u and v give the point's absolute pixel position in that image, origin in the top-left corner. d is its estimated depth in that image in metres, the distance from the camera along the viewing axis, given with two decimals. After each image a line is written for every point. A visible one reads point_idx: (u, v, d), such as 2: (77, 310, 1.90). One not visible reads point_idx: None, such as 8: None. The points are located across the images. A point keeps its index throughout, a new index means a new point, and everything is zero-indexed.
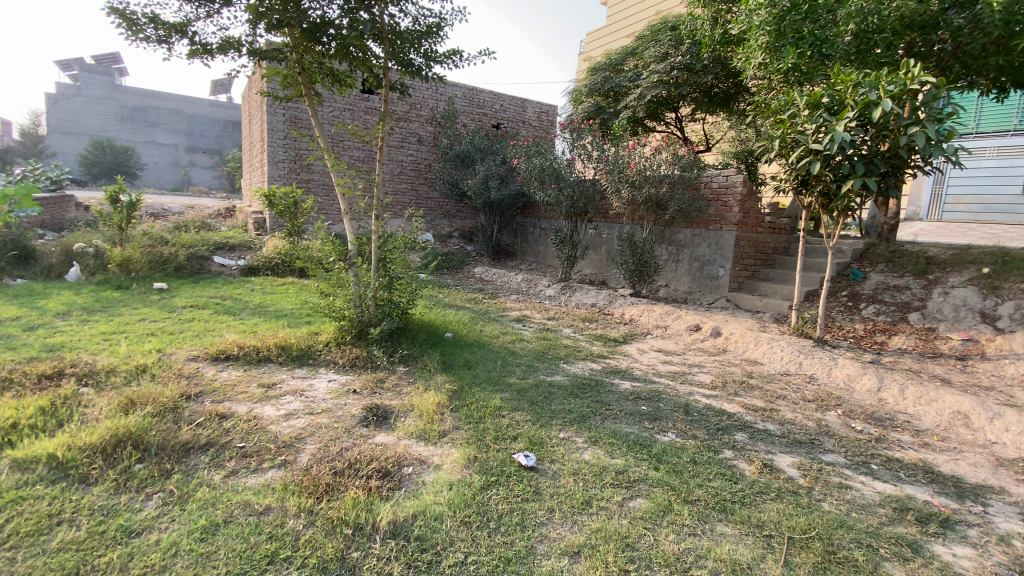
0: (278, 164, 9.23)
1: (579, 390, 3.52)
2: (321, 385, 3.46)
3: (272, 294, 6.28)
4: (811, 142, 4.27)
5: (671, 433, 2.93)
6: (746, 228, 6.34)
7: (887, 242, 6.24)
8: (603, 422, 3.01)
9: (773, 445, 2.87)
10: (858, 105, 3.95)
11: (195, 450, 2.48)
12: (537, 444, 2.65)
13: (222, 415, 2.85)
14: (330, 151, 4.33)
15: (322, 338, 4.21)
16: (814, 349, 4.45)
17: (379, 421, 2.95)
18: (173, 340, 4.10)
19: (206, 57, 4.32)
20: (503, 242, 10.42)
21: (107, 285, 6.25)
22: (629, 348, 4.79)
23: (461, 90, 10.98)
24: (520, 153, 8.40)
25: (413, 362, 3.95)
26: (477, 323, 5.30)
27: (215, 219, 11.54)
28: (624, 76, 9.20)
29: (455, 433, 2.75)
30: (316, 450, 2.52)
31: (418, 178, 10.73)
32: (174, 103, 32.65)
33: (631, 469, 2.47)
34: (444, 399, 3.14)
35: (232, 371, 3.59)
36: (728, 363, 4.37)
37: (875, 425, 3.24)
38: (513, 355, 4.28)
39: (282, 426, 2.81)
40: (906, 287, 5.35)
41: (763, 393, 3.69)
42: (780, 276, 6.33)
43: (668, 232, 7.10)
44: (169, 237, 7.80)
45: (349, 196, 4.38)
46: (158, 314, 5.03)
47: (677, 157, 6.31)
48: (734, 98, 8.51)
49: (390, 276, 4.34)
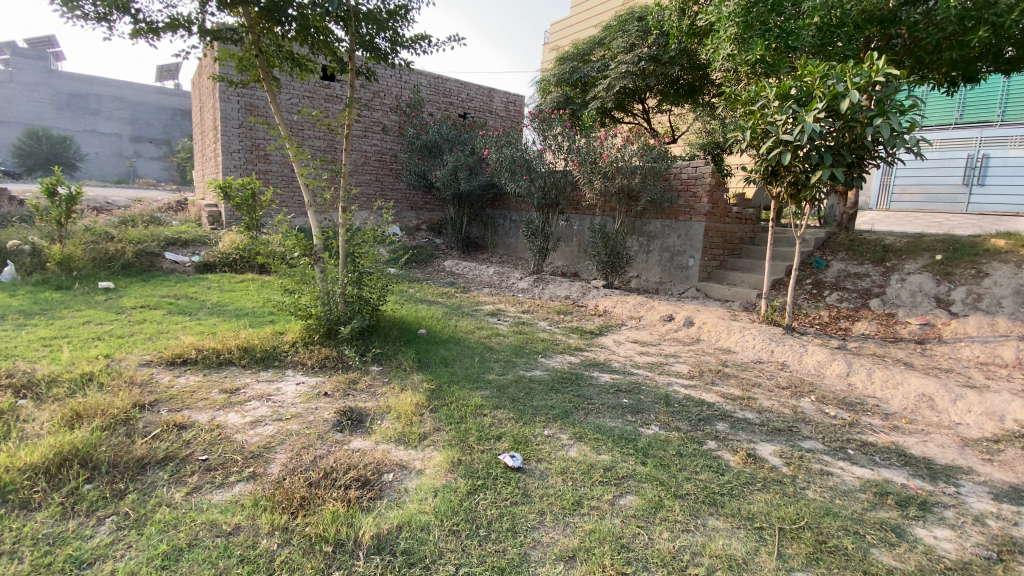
0: (233, 155, 8.76)
1: (559, 384, 3.46)
2: (288, 388, 3.27)
3: (230, 291, 5.96)
4: (781, 133, 4.33)
5: (654, 426, 2.90)
6: (715, 218, 6.43)
7: (847, 231, 6.45)
8: (586, 417, 2.96)
9: (755, 434, 2.89)
10: (827, 96, 4.03)
11: (152, 466, 2.27)
12: (522, 443, 2.57)
13: (181, 425, 2.64)
14: (292, 139, 4.07)
15: (288, 338, 4.00)
16: (785, 337, 4.55)
17: (355, 425, 2.80)
18: (123, 344, 3.80)
19: (151, 37, 3.98)
20: (473, 235, 10.28)
21: (46, 285, 5.77)
22: (605, 340, 4.77)
23: (426, 78, 10.69)
24: (489, 143, 8.24)
25: (387, 360, 3.80)
26: (451, 318, 5.17)
27: (165, 213, 10.88)
28: (591, 66, 9.16)
29: (436, 434, 2.64)
30: (287, 460, 2.35)
31: (383, 168, 10.41)
32: (116, 89, 30.57)
33: (618, 465, 2.42)
34: (422, 399, 3.01)
35: (190, 376, 3.35)
36: (703, 353, 4.41)
37: (847, 410, 3.32)
38: (490, 350, 4.19)
39: (248, 435, 2.62)
40: (866, 274, 5.54)
41: (739, 381, 3.74)
42: (748, 265, 6.46)
43: (639, 223, 7.13)
44: (115, 233, 7.28)
45: (313, 186, 4.12)
46: (104, 316, 4.66)
47: (648, 148, 6.30)
48: (700, 89, 8.62)
49: (360, 271, 4.16)
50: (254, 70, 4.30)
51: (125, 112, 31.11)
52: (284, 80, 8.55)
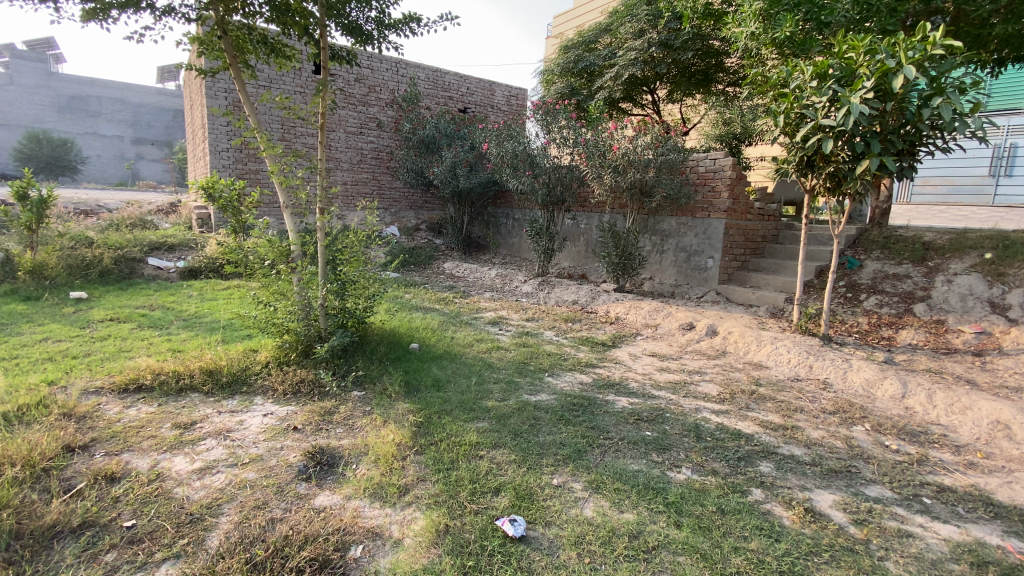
0: (222, 154, 8.31)
1: (568, 412, 2.97)
2: (252, 422, 2.80)
3: (212, 301, 5.51)
4: (821, 117, 3.80)
5: (685, 469, 2.41)
6: (736, 215, 5.90)
7: (881, 227, 5.90)
8: (602, 457, 2.47)
9: (807, 478, 2.38)
10: (875, 74, 3.49)
11: (63, 537, 1.81)
12: (525, 498, 2.09)
13: (113, 475, 2.17)
14: (262, 133, 3.58)
15: (261, 357, 3.54)
16: (823, 349, 4.02)
17: (324, 471, 2.33)
18: (72, 367, 3.34)
19: (105, 20, 3.50)
20: (474, 235, 9.79)
21: (12, 296, 5.34)
22: (620, 353, 4.27)
23: (424, 71, 10.20)
24: (490, 136, 7.74)
25: (370, 384, 3.32)
26: (448, 329, 4.69)
27: (156, 216, 10.47)
28: (597, 54, 8.60)
29: (421, 487, 2.16)
30: (232, 528, 1.87)
31: (380, 166, 9.98)
32: (116, 92, 30.42)
33: (646, 531, 1.93)
34: (406, 437, 2.54)
35: (142, 408, 2.88)
36: (731, 368, 3.91)
37: (911, 443, 2.81)
38: (490, 368, 3.70)
39: (193, 487, 2.15)
40: (906, 275, 5.00)
41: (778, 404, 3.23)
42: (772, 265, 5.93)
43: (652, 221, 6.62)
44: (95, 238, 6.85)
45: (287, 185, 3.60)
46: (65, 332, 4.21)
47: (663, 139, 5.75)
48: (713, 78, 8.14)
49: (342, 280, 3.71)
50: (220, 54, 3.81)
51: (126, 114, 31.03)
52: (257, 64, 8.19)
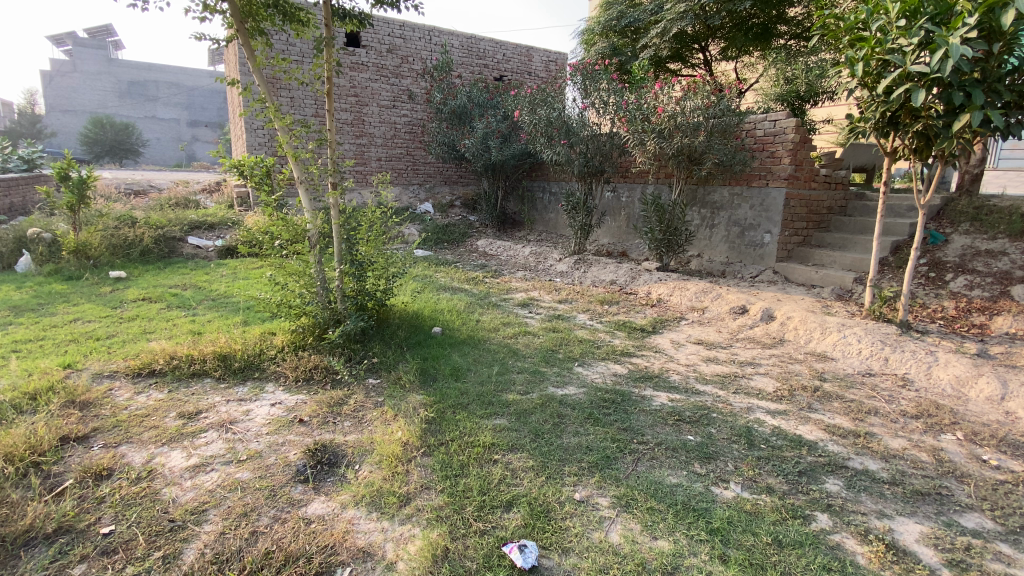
0: (256, 132, 8.33)
1: (599, 410, 2.63)
2: (259, 412, 2.64)
3: (241, 281, 5.47)
4: (910, 63, 3.16)
5: (733, 483, 2.05)
6: (798, 184, 5.27)
7: (970, 196, 5.11)
8: (635, 465, 2.15)
9: (886, 502, 1.97)
10: (981, 7, 2.87)
11: (36, 545, 1.68)
12: (540, 516, 1.80)
13: (103, 472, 2.05)
14: (271, 101, 3.27)
15: (277, 341, 3.38)
16: (902, 339, 3.48)
17: (323, 472, 2.12)
18: (93, 350, 3.31)
19: None
20: (510, 210, 9.43)
21: (57, 276, 5.49)
22: (660, 340, 3.86)
23: (458, 38, 9.75)
24: (523, 103, 7.26)
25: (385, 372, 3.11)
26: (474, 311, 4.43)
27: (201, 196, 10.70)
28: (642, 9, 7.85)
29: (424, 497, 1.92)
30: (211, 540, 1.70)
31: (413, 140, 9.73)
32: (171, 75, 31.85)
33: (683, 566, 1.60)
34: (414, 436, 2.29)
35: (152, 395, 2.78)
36: (790, 360, 3.45)
37: (1015, 458, 2.31)
38: (515, 356, 3.40)
39: (183, 488, 1.99)
40: (1002, 252, 4.28)
41: (846, 405, 2.78)
42: (839, 240, 5.28)
43: (701, 192, 6.04)
44: (138, 217, 6.96)
45: (299, 160, 3.28)
46: (96, 312, 4.24)
47: (715, 99, 5.12)
48: (772, 32, 7.37)
49: (361, 261, 3.50)
50: (230, 23, 3.57)
51: (181, 97, 32.25)
52: (283, 38, 8.13)
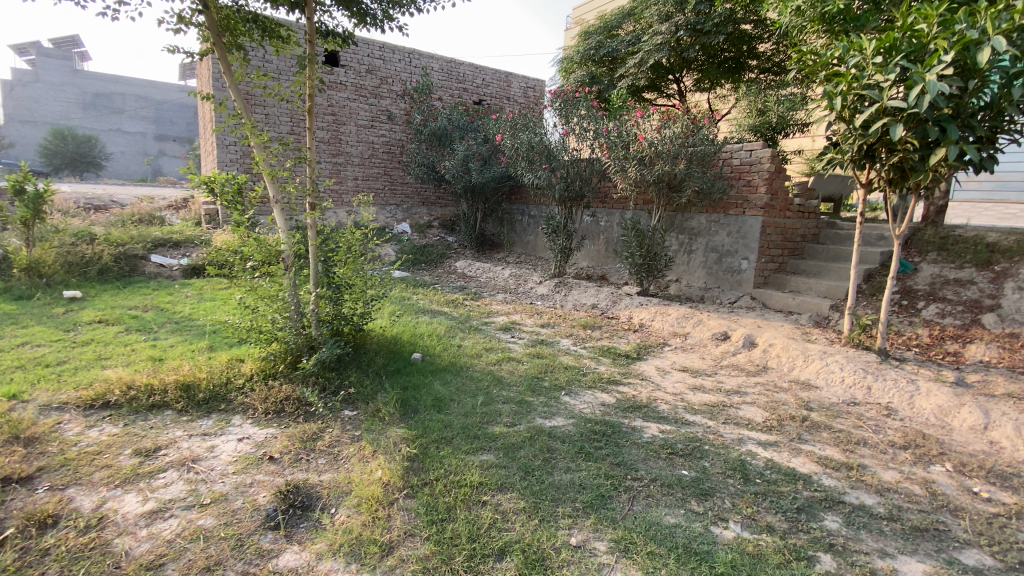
0: (229, 148, 8.11)
1: (589, 443, 2.53)
2: (224, 449, 2.44)
3: (208, 302, 5.21)
4: (888, 98, 3.25)
5: (733, 522, 1.97)
6: (773, 212, 5.39)
7: (935, 226, 5.30)
8: (631, 504, 2.05)
9: (886, 540, 1.92)
10: (956, 46, 2.98)
11: None
12: (536, 566, 1.67)
13: (46, 521, 1.82)
14: (247, 117, 3.12)
15: (245, 369, 3.18)
16: (882, 366, 3.51)
17: (296, 517, 1.95)
18: (39, 378, 3.03)
19: None
20: (488, 232, 9.38)
21: (4, 296, 5.11)
22: (646, 367, 3.81)
23: (438, 62, 9.82)
24: (504, 127, 7.28)
25: (363, 403, 2.94)
26: (455, 336, 4.31)
27: (168, 212, 10.31)
28: (620, 40, 8.07)
29: (408, 546, 1.76)
30: None
31: (391, 160, 9.64)
32: (140, 89, 31.14)
33: None
34: (396, 476, 2.13)
35: (105, 429, 2.54)
36: (775, 388, 3.43)
37: (1003, 489, 2.31)
38: (499, 384, 3.28)
39: (137, 538, 1.79)
40: (969, 281, 4.43)
41: (835, 435, 2.76)
42: (814, 267, 5.39)
43: (679, 218, 6.12)
44: (97, 233, 6.61)
45: (275, 178, 3.13)
46: (47, 335, 3.93)
47: (694, 127, 5.22)
48: (744, 66, 7.71)
49: (338, 284, 3.35)
50: (206, 38, 3.44)
51: (149, 111, 31.45)
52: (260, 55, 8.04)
